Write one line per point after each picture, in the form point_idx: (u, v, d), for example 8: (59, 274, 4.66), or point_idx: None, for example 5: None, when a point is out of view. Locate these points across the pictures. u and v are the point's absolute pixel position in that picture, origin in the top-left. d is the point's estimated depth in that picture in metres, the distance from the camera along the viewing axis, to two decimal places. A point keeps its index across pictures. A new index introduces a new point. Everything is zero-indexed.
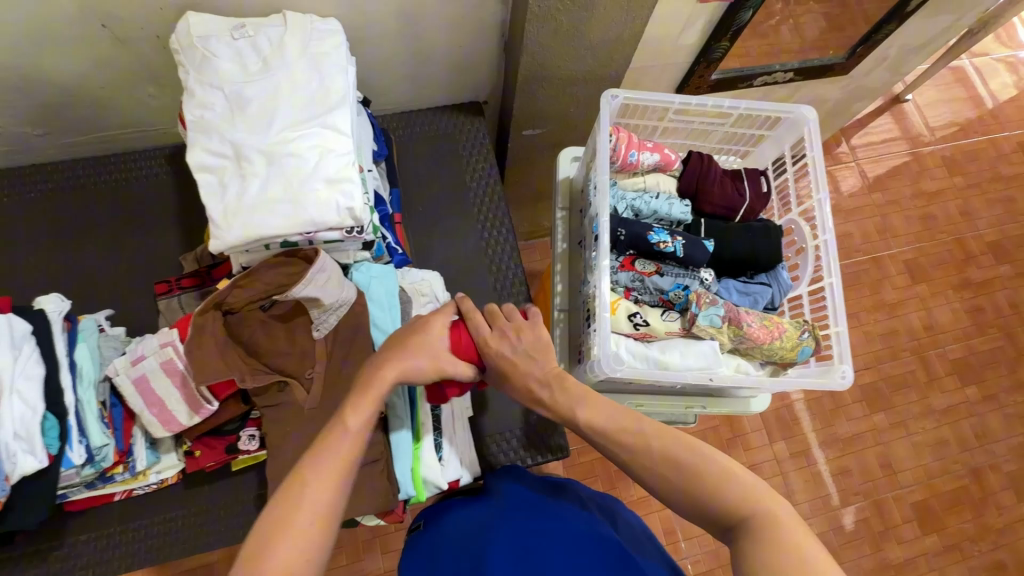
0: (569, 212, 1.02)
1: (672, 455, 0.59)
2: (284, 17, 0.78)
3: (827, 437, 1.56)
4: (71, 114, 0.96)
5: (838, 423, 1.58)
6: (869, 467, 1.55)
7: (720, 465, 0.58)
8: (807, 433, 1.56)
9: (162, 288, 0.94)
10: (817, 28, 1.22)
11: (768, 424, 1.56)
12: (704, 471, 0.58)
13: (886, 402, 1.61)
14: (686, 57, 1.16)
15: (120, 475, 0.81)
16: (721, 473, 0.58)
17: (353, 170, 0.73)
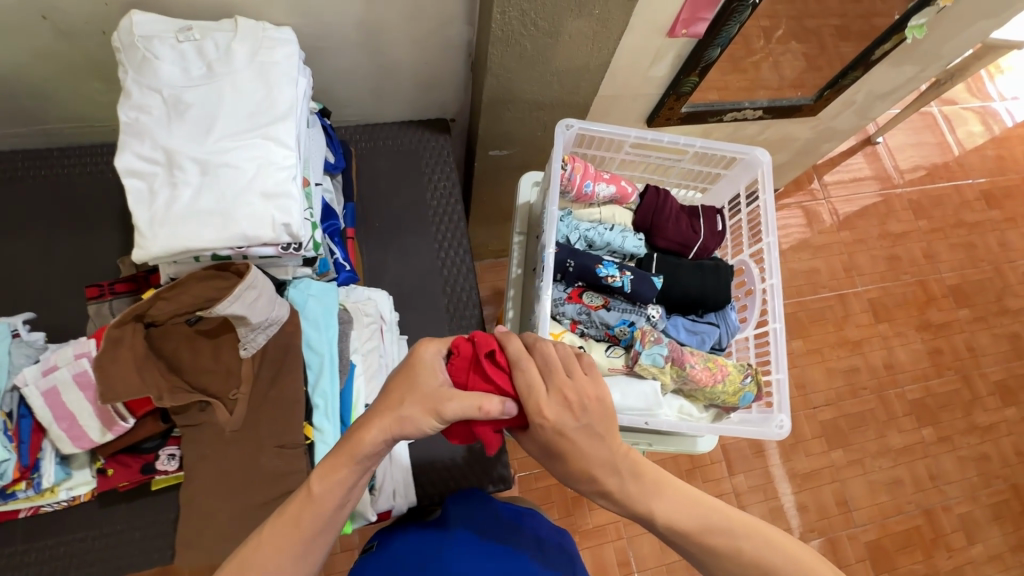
0: (527, 236, 1.01)
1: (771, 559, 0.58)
2: (235, 23, 0.75)
3: (785, 472, 1.56)
4: (9, 104, 0.92)
5: (797, 458, 1.58)
6: (825, 503, 1.55)
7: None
8: (766, 467, 1.56)
9: (92, 291, 0.88)
10: (788, 67, 1.24)
11: (728, 456, 1.54)
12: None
13: (845, 439, 1.61)
14: (657, 89, 1.16)
15: (22, 491, 0.75)
16: None
17: (294, 185, 0.71)
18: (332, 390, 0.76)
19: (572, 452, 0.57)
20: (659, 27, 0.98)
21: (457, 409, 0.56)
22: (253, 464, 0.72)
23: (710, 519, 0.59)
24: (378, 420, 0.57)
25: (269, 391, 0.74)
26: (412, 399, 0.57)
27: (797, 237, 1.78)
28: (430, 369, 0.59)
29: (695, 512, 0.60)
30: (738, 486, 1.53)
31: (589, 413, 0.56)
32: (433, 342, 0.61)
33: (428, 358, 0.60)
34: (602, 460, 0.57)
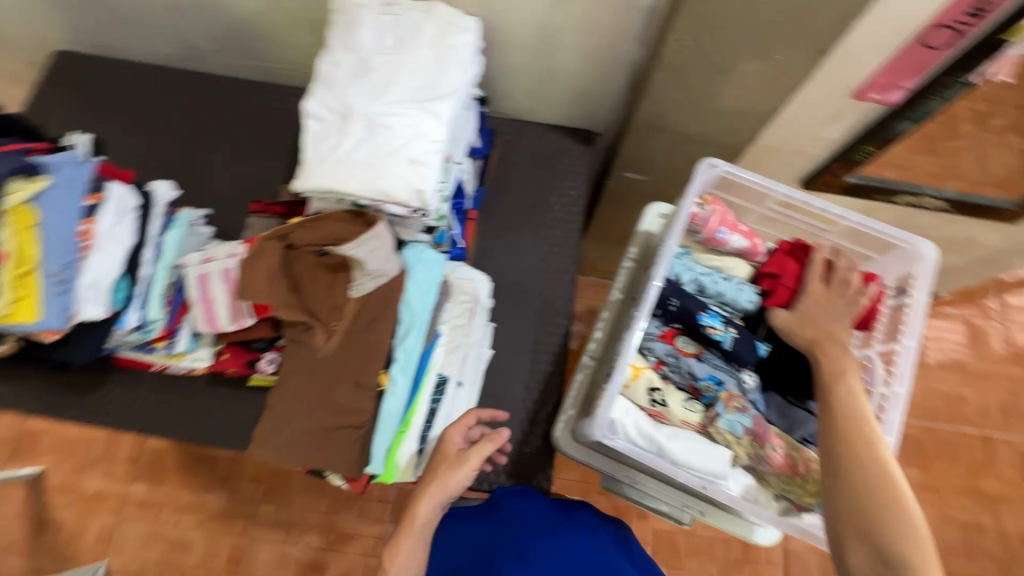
0: (637, 264, 0.99)
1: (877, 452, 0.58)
2: (432, 6, 0.84)
3: None
4: (243, 41, 1.11)
5: None
6: None
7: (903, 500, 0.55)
8: None
9: (255, 207, 1.06)
10: (997, 162, 1.06)
11: (789, 564, 1.38)
12: (888, 485, 0.56)
13: None
14: (823, 151, 1.08)
15: (160, 349, 0.89)
16: (905, 513, 0.54)
17: (438, 158, 0.77)
18: (413, 350, 0.81)
19: (817, 315, 0.73)
20: (845, 86, 0.91)
21: (478, 455, 0.73)
22: (332, 391, 0.79)
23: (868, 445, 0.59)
24: (429, 493, 0.71)
25: (363, 332, 0.80)
26: (454, 472, 0.73)
27: (949, 355, 1.53)
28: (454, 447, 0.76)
29: (864, 434, 0.60)
30: None
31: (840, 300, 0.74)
32: (454, 428, 0.77)
33: (454, 435, 0.76)
34: (829, 331, 0.71)
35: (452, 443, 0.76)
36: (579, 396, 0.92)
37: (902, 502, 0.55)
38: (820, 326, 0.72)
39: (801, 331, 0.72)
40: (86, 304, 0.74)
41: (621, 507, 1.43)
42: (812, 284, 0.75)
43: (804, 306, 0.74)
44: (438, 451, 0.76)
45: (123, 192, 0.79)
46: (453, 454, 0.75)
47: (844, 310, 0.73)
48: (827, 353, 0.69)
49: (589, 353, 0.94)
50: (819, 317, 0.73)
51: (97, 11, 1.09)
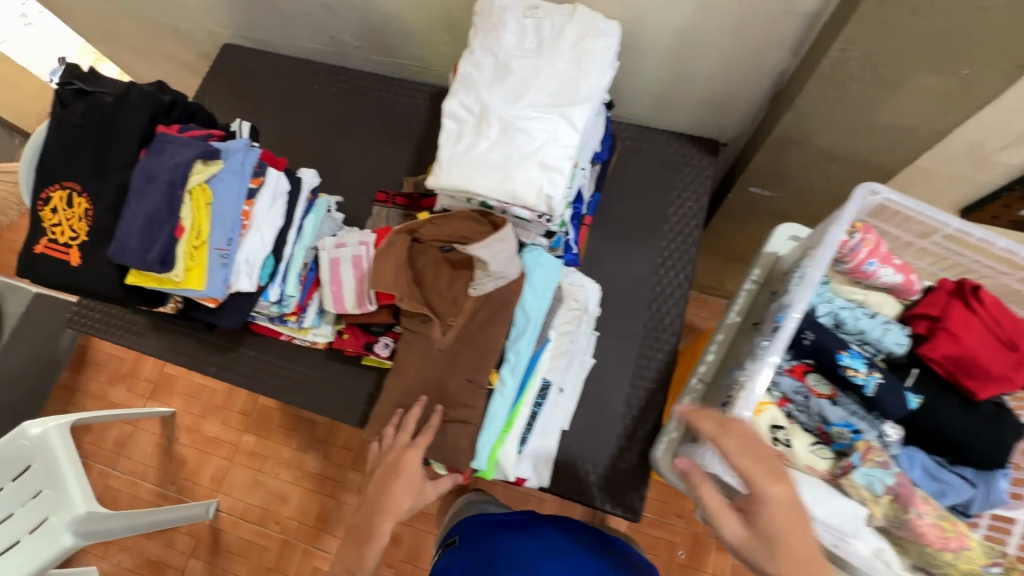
0: (759, 287, 0.93)
1: None
2: (574, 9, 0.83)
3: None
4: (382, 38, 1.17)
5: None
6: None
7: None
8: None
9: (381, 197, 1.13)
10: None
11: None
12: None
13: None
14: (996, 179, 0.94)
15: (291, 322, 0.97)
16: None
17: (569, 164, 0.77)
18: (524, 353, 0.82)
19: (788, 546, 0.56)
20: None
21: (435, 491, 0.82)
22: (446, 384, 0.82)
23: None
24: (386, 515, 0.77)
25: (476, 330, 0.81)
26: (405, 498, 0.78)
27: None
28: (416, 473, 0.80)
29: None
30: None
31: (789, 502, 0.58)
32: (414, 454, 0.79)
33: (416, 459, 0.79)
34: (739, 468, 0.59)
35: (412, 472, 0.79)
36: (684, 419, 0.89)
37: None
38: (785, 558, 0.56)
39: (780, 553, 0.56)
40: (241, 277, 0.82)
41: (701, 534, 1.38)
42: (770, 493, 0.58)
43: (761, 522, 0.58)
44: (390, 474, 0.79)
45: (278, 177, 0.86)
46: (411, 477, 0.79)
47: (748, 441, 0.61)
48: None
49: (698, 377, 0.90)
50: (781, 542, 0.56)
51: (262, 9, 1.20)
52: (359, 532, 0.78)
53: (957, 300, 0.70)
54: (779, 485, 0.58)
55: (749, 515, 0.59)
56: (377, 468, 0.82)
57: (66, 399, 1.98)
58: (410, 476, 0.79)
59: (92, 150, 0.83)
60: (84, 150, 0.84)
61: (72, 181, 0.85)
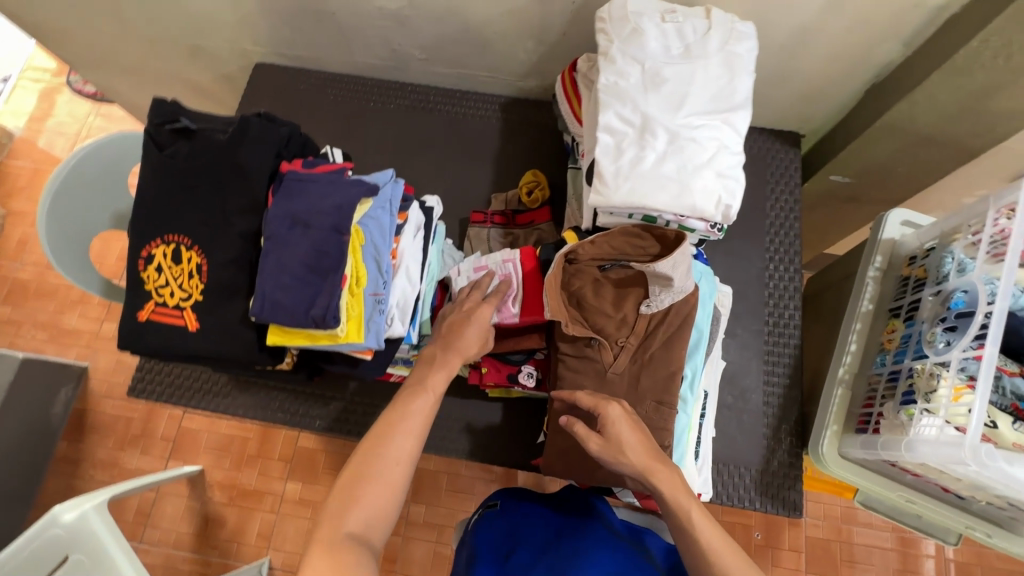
0: (884, 272, 0.96)
1: (679, 502, 0.66)
2: (709, 12, 0.82)
3: None
4: (455, 50, 1.11)
5: None
6: None
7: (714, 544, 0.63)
8: None
9: (478, 217, 1.08)
10: None
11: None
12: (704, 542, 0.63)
13: None
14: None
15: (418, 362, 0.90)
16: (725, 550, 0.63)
17: (740, 171, 0.76)
18: (701, 367, 0.81)
19: (642, 454, 0.69)
20: None
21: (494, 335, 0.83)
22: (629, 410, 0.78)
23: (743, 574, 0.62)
24: (449, 358, 0.77)
25: (655, 349, 0.79)
26: (472, 336, 0.79)
27: None
28: (482, 324, 0.80)
29: (677, 506, 0.66)
30: None
31: (628, 417, 0.72)
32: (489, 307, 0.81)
33: (487, 314, 0.81)
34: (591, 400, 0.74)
35: (479, 319, 0.80)
36: (839, 410, 0.91)
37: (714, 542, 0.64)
38: (633, 454, 0.69)
39: (628, 448, 0.69)
40: (394, 322, 0.75)
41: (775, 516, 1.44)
42: (612, 412, 0.72)
43: (614, 434, 0.70)
44: (455, 320, 0.80)
45: (415, 209, 0.80)
46: (479, 325, 0.80)
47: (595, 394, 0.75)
48: (657, 472, 0.68)
49: (844, 368, 0.92)
50: (628, 444, 0.69)
51: (318, 23, 1.10)
52: (428, 362, 0.77)
53: None
54: (615, 404, 0.73)
55: (603, 430, 0.71)
56: (445, 316, 0.81)
57: (70, 474, 1.56)
58: (479, 329, 0.80)
59: (208, 194, 0.74)
60: (199, 195, 0.75)
61: (177, 234, 0.75)
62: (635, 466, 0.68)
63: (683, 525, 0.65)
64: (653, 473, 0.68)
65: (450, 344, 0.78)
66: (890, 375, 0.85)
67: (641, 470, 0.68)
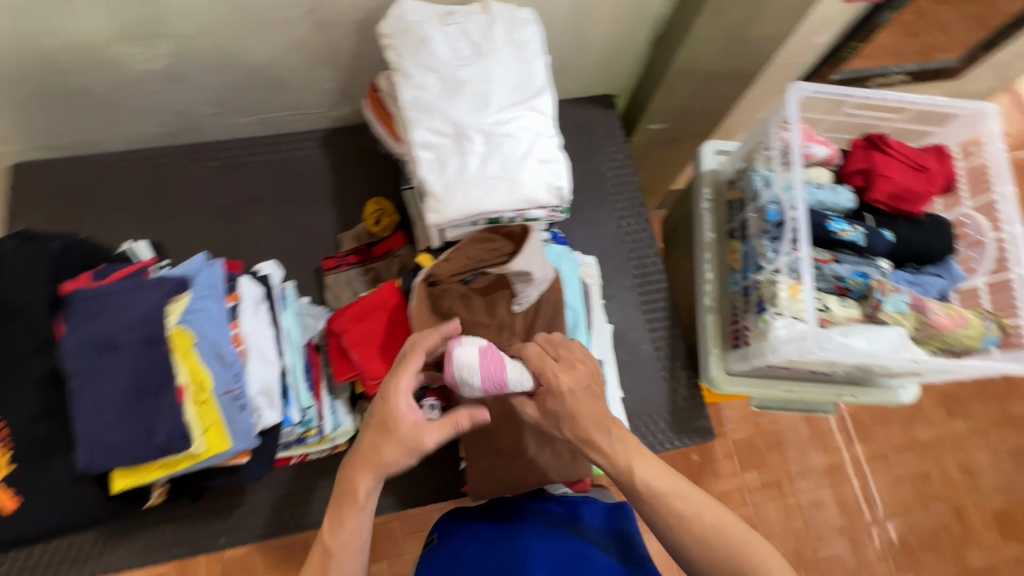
0: (715, 201, 1.06)
1: (626, 461, 0.63)
2: (487, 7, 0.82)
3: (907, 441, 1.60)
4: (248, 96, 1.02)
5: (918, 428, 1.62)
6: (948, 471, 1.59)
7: (661, 488, 0.62)
8: (885, 436, 1.61)
9: (330, 263, 1.01)
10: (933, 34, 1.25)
11: (847, 425, 1.61)
12: (659, 490, 0.62)
13: (962, 408, 1.65)
14: (810, 57, 1.19)
15: (312, 437, 0.83)
16: (673, 482, 0.62)
17: (560, 153, 0.78)
18: (586, 341, 0.83)
19: (586, 417, 0.64)
20: None
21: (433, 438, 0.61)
22: None
23: (688, 509, 0.61)
24: (351, 486, 0.62)
25: None
26: (395, 443, 0.61)
27: None
28: (405, 416, 0.62)
29: (625, 463, 0.63)
30: (858, 455, 1.60)
31: (585, 381, 0.66)
32: (403, 399, 0.61)
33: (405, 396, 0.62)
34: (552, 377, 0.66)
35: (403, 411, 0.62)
36: (715, 336, 0.99)
37: (664, 484, 0.62)
38: (579, 419, 0.64)
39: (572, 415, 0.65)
40: (263, 411, 0.68)
41: None
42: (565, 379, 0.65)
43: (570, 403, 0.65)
44: (377, 417, 0.62)
45: (247, 281, 0.73)
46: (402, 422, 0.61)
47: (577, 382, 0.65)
48: (599, 442, 0.64)
49: (708, 296, 1.00)
50: (580, 411, 0.64)
51: (73, 104, 0.94)
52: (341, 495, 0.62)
53: (861, 160, 0.89)
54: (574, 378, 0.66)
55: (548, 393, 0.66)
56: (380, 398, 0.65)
57: None
58: (395, 437, 0.61)
59: None
60: None
61: None
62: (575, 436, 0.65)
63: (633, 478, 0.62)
64: (593, 443, 0.64)
65: (362, 457, 0.62)
66: (744, 292, 0.94)
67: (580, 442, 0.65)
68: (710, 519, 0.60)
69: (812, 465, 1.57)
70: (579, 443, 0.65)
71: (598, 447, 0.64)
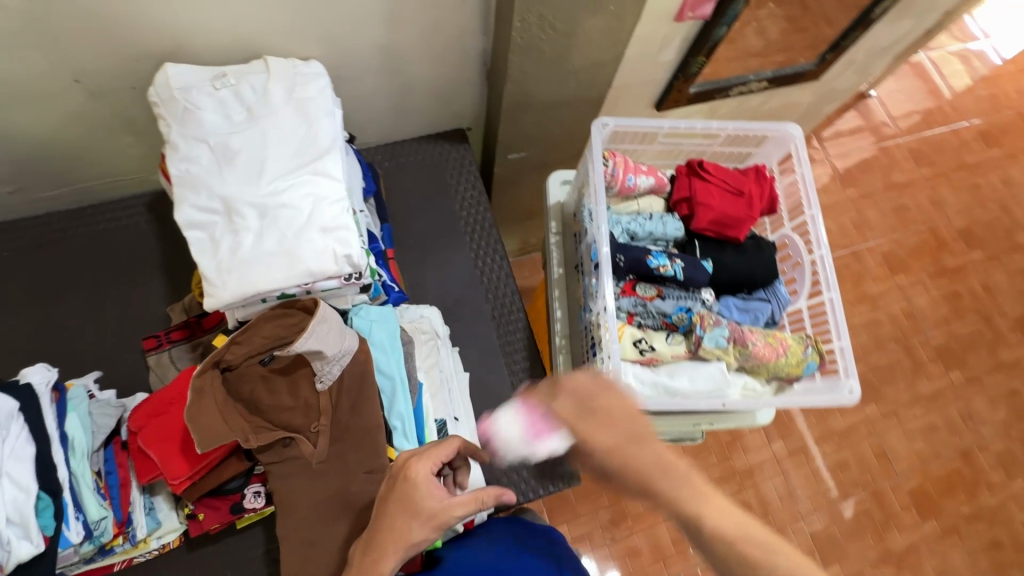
0: (563, 235, 1.02)
1: (696, 513, 0.51)
2: (266, 64, 0.76)
3: (823, 432, 1.57)
4: (43, 169, 0.93)
5: (832, 418, 1.60)
6: (865, 457, 1.56)
7: (740, 542, 0.49)
8: (802, 431, 1.58)
9: (151, 343, 0.93)
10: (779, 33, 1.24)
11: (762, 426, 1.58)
12: (734, 548, 0.49)
13: (876, 393, 1.61)
14: (662, 73, 1.17)
15: (120, 545, 0.76)
16: (760, 535, 0.50)
17: (349, 217, 0.72)
18: (407, 411, 0.80)
19: (638, 467, 0.53)
20: (667, 14, 1.00)
21: (452, 506, 0.61)
22: (345, 490, 0.74)
23: (777, 564, 0.47)
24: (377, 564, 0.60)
25: (349, 420, 0.76)
26: (416, 520, 0.60)
27: None
28: (427, 489, 0.61)
29: (699, 506, 0.51)
30: (777, 452, 1.56)
31: (621, 418, 0.56)
32: (423, 462, 0.62)
33: (424, 471, 0.61)
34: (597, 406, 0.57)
35: (429, 492, 0.61)
36: (568, 376, 0.97)
37: (742, 543, 0.49)
38: (626, 460, 0.53)
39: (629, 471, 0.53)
40: (15, 542, 0.64)
41: None
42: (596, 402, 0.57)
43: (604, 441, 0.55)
44: (404, 497, 0.61)
45: None
46: (426, 495, 0.61)
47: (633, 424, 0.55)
48: (662, 480, 0.52)
49: (559, 335, 0.97)
50: (631, 454, 0.54)
51: None
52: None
53: (684, 187, 0.87)
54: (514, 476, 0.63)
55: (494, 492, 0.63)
56: (397, 475, 0.63)
57: None
58: (427, 511, 0.60)
59: None
60: None
61: None
62: (628, 481, 0.54)
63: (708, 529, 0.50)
64: (648, 474, 0.53)
65: (384, 540, 0.60)
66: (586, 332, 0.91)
67: (637, 486, 0.53)
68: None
69: (733, 469, 1.52)
70: (637, 489, 0.53)
71: (660, 485, 0.52)
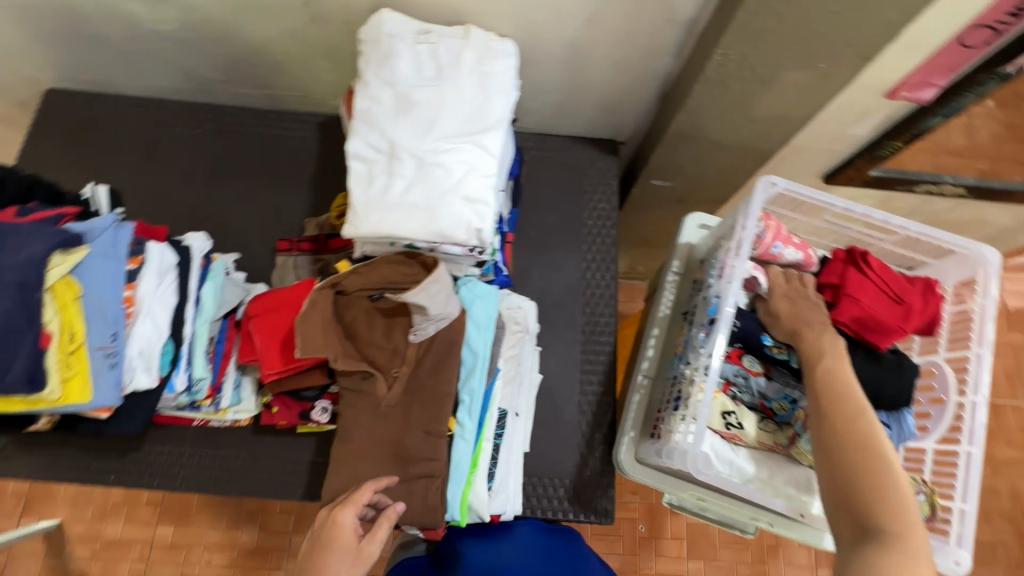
0: (682, 277, 0.98)
1: (868, 430, 0.63)
2: (466, 32, 0.80)
3: None
4: (252, 70, 1.05)
5: None
6: None
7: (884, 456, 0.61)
8: None
9: (283, 246, 1.03)
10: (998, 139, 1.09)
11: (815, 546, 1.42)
12: (873, 449, 0.61)
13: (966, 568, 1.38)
14: (846, 146, 1.07)
15: (206, 406, 0.86)
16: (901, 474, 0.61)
17: (492, 194, 0.75)
18: (478, 390, 0.81)
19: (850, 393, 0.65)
20: (877, 88, 0.91)
21: (374, 544, 0.71)
22: (402, 439, 0.79)
23: (883, 475, 0.60)
24: None
25: (427, 377, 0.79)
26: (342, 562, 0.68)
27: None
28: (349, 532, 0.71)
29: (873, 433, 0.63)
30: None
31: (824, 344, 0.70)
32: (347, 509, 0.72)
33: (348, 516, 0.71)
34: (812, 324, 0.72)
35: (349, 532, 0.71)
36: (637, 418, 0.93)
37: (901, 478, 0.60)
38: (840, 389, 0.66)
39: (820, 376, 0.67)
40: (137, 372, 0.73)
41: (656, 505, 1.44)
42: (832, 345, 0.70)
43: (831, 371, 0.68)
44: (325, 543, 0.70)
45: (160, 249, 0.77)
46: (348, 532, 0.70)
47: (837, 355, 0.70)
48: (852, 403, 0.64)
49: (643, 374, 0.94)
50: (843, 379, 0.66)
51: (94, 46, 1.02)
52: None
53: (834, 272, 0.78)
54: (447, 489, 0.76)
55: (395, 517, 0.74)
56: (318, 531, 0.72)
57: None
58: (354, 549, 0.70)
59: None
60: None
61: None
62: (826, 384, 0.67)
63: (838, 416, 0.64)
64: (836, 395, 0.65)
65: None
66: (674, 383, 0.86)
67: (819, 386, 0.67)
68: (885, 494, 0.58)
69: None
70: (824, 394, 0.66)
71: (841, 402, 0.65)
